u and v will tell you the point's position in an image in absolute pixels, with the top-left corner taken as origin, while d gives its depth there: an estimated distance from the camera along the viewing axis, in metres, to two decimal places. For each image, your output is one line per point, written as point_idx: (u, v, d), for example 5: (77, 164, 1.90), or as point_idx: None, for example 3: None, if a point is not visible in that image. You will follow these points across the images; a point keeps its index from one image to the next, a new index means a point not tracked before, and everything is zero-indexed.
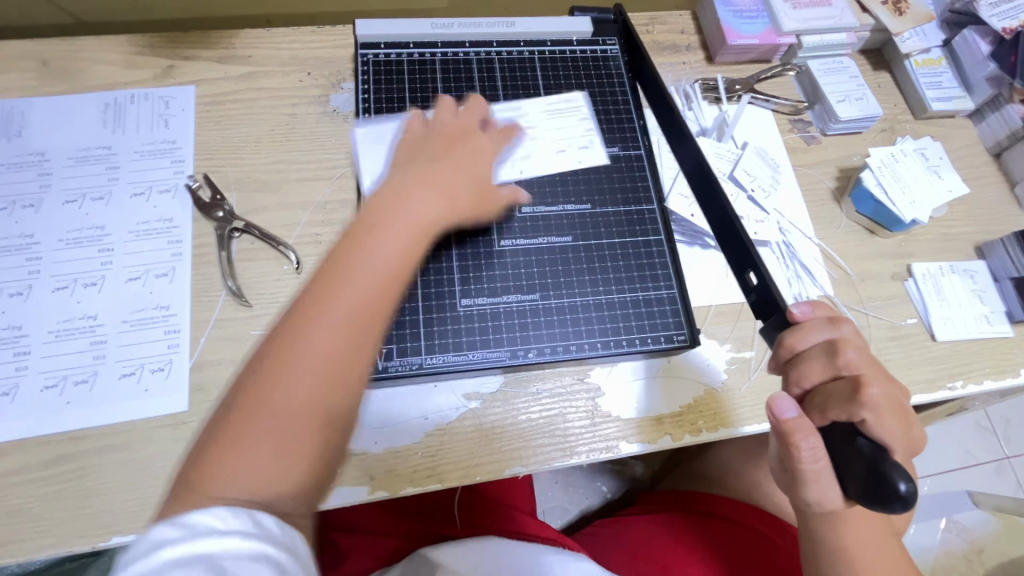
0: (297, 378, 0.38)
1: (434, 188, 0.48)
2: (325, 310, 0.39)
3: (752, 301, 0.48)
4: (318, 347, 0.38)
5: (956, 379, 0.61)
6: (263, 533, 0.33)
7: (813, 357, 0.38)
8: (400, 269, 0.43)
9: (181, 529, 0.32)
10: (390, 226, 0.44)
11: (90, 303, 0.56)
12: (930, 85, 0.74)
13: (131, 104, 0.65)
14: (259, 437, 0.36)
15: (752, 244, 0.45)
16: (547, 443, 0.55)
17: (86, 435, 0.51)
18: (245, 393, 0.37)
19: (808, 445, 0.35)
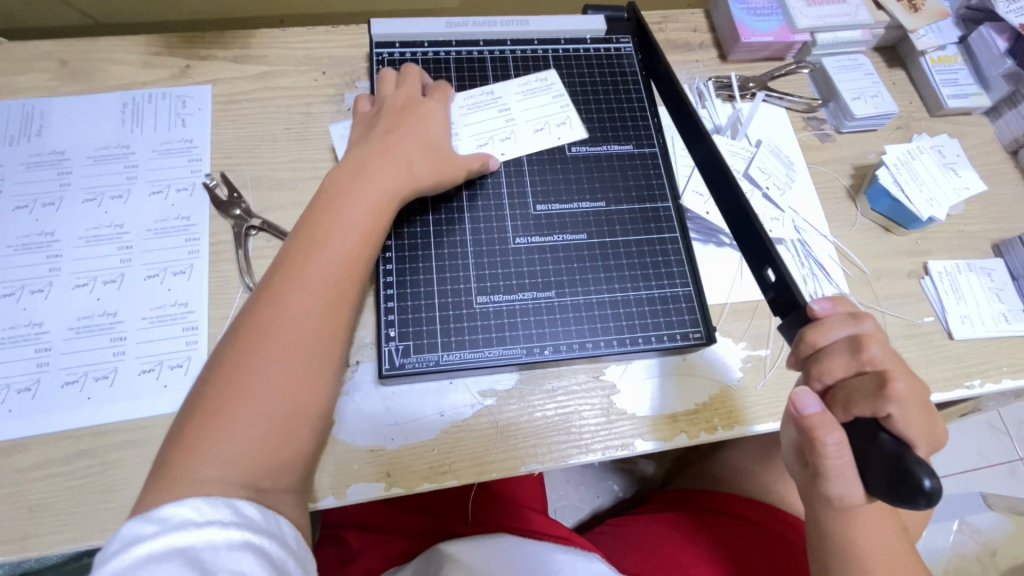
0: (264, 354, 0.43)
1: (383, 172, 0.52)
2: (287, 286, 0.45)
3: (770, 298, 0.48)
4: (286, 320, 0.44)
5: (974, 378, 0.61)
6: (241, 521, 0.36)
7: (836, 352, 0.38)
8: (355, 246, 0.48)
9: (155, 525, 0.34)
10: (342, 209, 0.49)
11: (110, 300, 0.56)
12: (946, 82, 0.73)
13: (149, 104, 0.65)
14: (238, 410, 0.41)
15: (771, 240, 0.45)
16: (562, 441, 0.55)
17: (106, 431, 0.52)
18: (220, 366, 0.42)
19: (832, 440, 0.35)
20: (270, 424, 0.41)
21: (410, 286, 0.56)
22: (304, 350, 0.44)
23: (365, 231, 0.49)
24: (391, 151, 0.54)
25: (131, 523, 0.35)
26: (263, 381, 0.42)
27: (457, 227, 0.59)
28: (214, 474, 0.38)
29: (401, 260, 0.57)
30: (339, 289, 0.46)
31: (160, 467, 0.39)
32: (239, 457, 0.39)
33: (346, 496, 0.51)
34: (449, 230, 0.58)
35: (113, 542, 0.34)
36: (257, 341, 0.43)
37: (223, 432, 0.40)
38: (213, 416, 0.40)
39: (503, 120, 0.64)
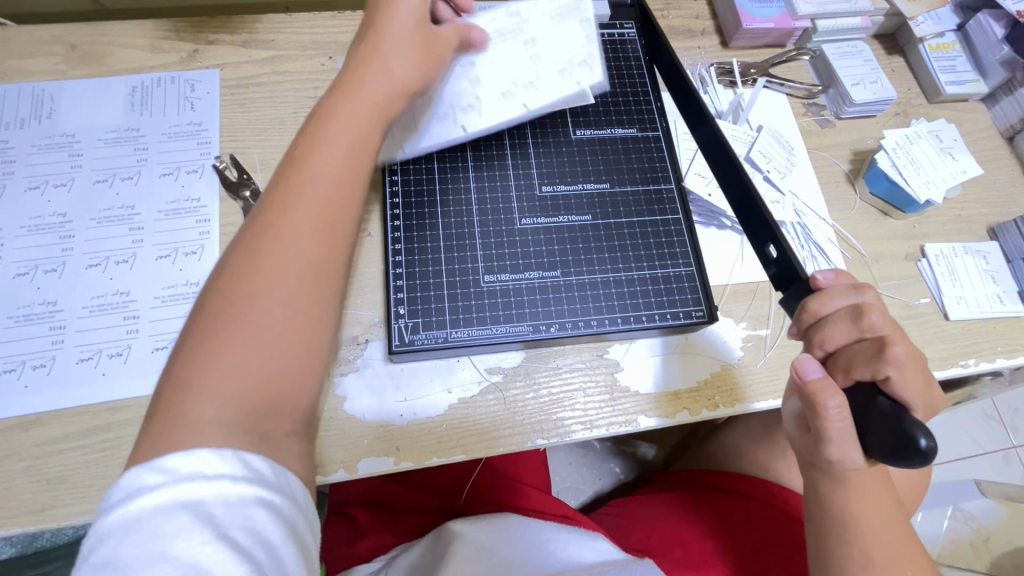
0: (255, 272, 0.37)
1: (365, 79, 0.46)
2: (276, 207, 0.39)
3: (771, 274, 0.49)
4: (271, 241, 0.38)
5: (969, 357, 0.62)
6: (254, 477, 0.33)
7: (837, 320, 0.39)
8: (337, 154, 0.42)
9: (163, 475, 0.31)
10: (334, 123, 0.43)
11: (123, 280, 0.57)
12: (944, 69, 0.74)
13: (157, 87, 0.66)
14: (231, 339, 0.35)
15: (773, 218, 0.46)
16: (567, 417, 0.56)
17: (121, 406, 0.53)
18: (206, 307, 0.37)
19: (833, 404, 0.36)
20: (269, 362, 0.36)
21: (419, 264, 0.57)
22: (303, 274, 0.38)
23: (356, 144, 0.44)
24: (381, 61, 0.47)
25: (132, 472, 0.31)
26: (259, 307, 0.36)
27: (463, 206, 0.60)
28: (213, 412, 0.34)
29: (409, 238, 0.58)
30: (333, 206, 0.41)
31: (150, 420, 0.34)
32: (240, 394, 0.35)
33: (356, 469, 0.52)
34: (455, 207, 0.60)
35: (116, 492, 0.31)
36: (247, 266, 0.37)
37: (218, 367, 0.35)
38: (204, 353, 0.35)
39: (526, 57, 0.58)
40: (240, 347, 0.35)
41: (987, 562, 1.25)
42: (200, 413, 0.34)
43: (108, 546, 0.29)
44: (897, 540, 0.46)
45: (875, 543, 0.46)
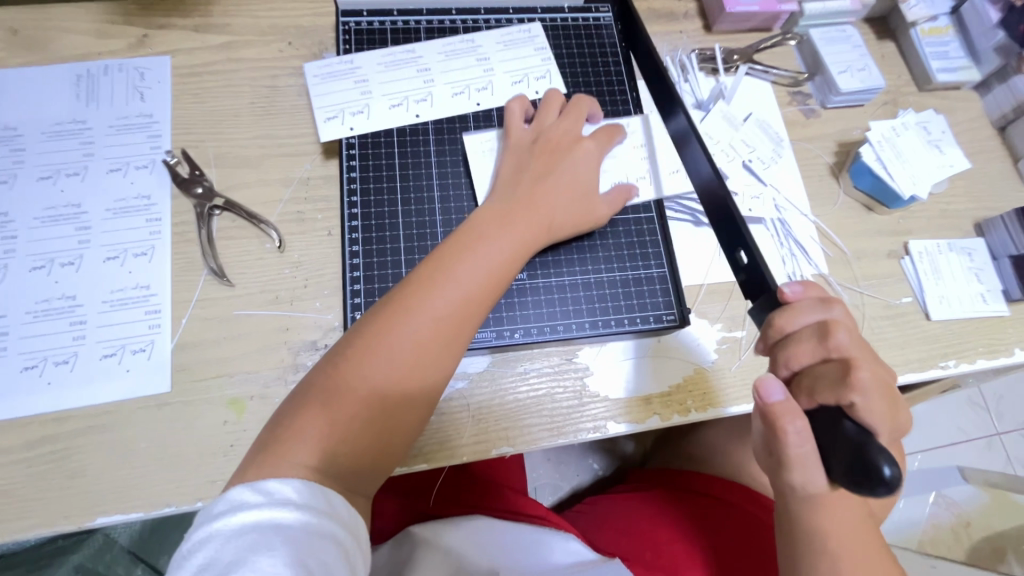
0: (384, 364, 0.46)
1: (525, 220, 0.53)
2: (412, 315, 0.47)
3: (742, 280, 0.47)
4: (403, 344, 0.46)
5: (949, 358, 0.61)
6: (330, 513, 0.39)
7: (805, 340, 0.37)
8: (480, 288, 0.50)
9: (262, 496, 0.38)
10: (478, 253, 0.50)
11: (69, 283, 0.54)
12: (935, 55, 0.71)
13: (104, 76, 0.62)
14: (345, 410, 0.45)
15: (744, 222, 0.44)
16: (534, 424, 0.54)
17: (69, 416, 0.51)
18: (338, 372, 0.46)
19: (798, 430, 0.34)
20: (362, 439, 0.45)
21: (378, 266, 0.57)
22: (412, 380, 0.47)
23: (491, 282, 0.50)
24: (540, 203, 0.55)
25: (239, 487, 0.38)
26: (373, 401, 0.45)
27: (426, 204, 0.59)
28: (309, 465, 0.42)
29: (367, 240, 0.58)
30: (457, 337, 0.48)
31: (266, 440, 0.44)
32: (334, 456, 0.44)
33: None
34: (417, 207, 0.59)
35: (220, 503, 0.38)
36: (378, 362, 0.46)
37: (328, 431, 0.44)
38: (320, 408, 0.44)
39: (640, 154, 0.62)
40: (348, 422, 0.44)
41: (967, 548, 1.26)
42: (300, 459, 0.42)
43: (212, 548, 0.36)
44: (867, 558, 0.45)
45: (845, 562, 0.44)
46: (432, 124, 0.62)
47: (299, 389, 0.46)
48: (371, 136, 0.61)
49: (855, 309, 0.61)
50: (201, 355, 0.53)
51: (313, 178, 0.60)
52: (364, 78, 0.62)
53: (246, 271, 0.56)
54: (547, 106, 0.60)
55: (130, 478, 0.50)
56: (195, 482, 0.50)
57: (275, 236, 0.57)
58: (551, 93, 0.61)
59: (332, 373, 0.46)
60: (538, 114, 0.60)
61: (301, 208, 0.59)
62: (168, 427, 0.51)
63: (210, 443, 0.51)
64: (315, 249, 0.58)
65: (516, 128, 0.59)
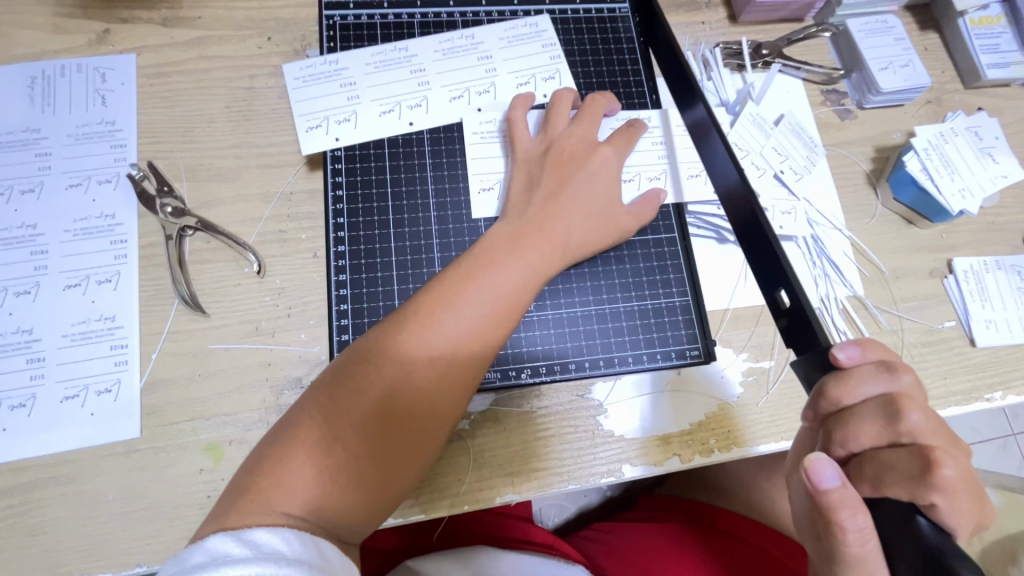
0: (386, 396, 0.40)
1: (545, 235, 0.48)
2: (421, 340, 0.42)
3: (781, 323, 0.44)
4: (409, 374, 0.41)
5: (996, 390, 0.55)
6: (323, 566, 0.33)
7: (865, 417, 0.37)
8: (498, 311, 0.44)
9: (246, 547, 0.31)
10: (490, 276, 0.45)
11: (25, 316, 0.49)
12: (985, 49, 0.64)
13: (62, 78, 0.56)
14: (341, 451, 0.38)
15: (786, 259, 0.42)
16: (543, 469, 0.49)
17: (28, 466, 0.46)
18: (331, 408, 0.39)
19: (856, 524, 0.34)
20: (359, 487, 0.38)
21: (367, 297, 0.51)
22: (416, 420, 0.41)
23: (505, 309, 0.45)
24: (560, 215, 0.49)
25: (219, 535, 0.32)
26: (371, 443, 0.39)
27: (421, 226, 0.54)
28: (294, 514, 0.35)
29: (357, 266, 0.52)
30: (467, 371, 0.43)
31: (241, 487, 0.36)
32: (325, 506, 0.37)
33: None
34: (411, 228, 0.53)
35: (194, 554, 0.31)
36: (376, 397, 0.40)
37: (317, 476, 0.37)
38: (309, 447, 0.38)
39: (657, 156, 0.57)
40: (341, 467, 0.38)
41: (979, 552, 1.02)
42: (283, 508, 0.35)
43: None
44: None
45: None
46: (427, 134, 0.56)
47: (276, 428, 0.40)
48: (359, 148, 0.55)
49: (894, 335, 0.56)
50: (173, 396, 0.48)
51: (295, 193, 0.54)
52: (351, 81, 0.56)
53: (221, 299, 0.51)
54: (557, 111, 0.54)
55: (93, 536, 0.44)
56: (166, 540, 0.45)
57: (254, 260, 0.52)
58: (561, 92, 0.55)
59: (324, 408, 0.39)
60: (549, 120, 0.54)
61: (283, 227, 0.53)
62: (136, 477, 0.46)
63: (179, 495, 0.46)
64: (299, 273, 0.52)
65: (524, 138, 0.53)
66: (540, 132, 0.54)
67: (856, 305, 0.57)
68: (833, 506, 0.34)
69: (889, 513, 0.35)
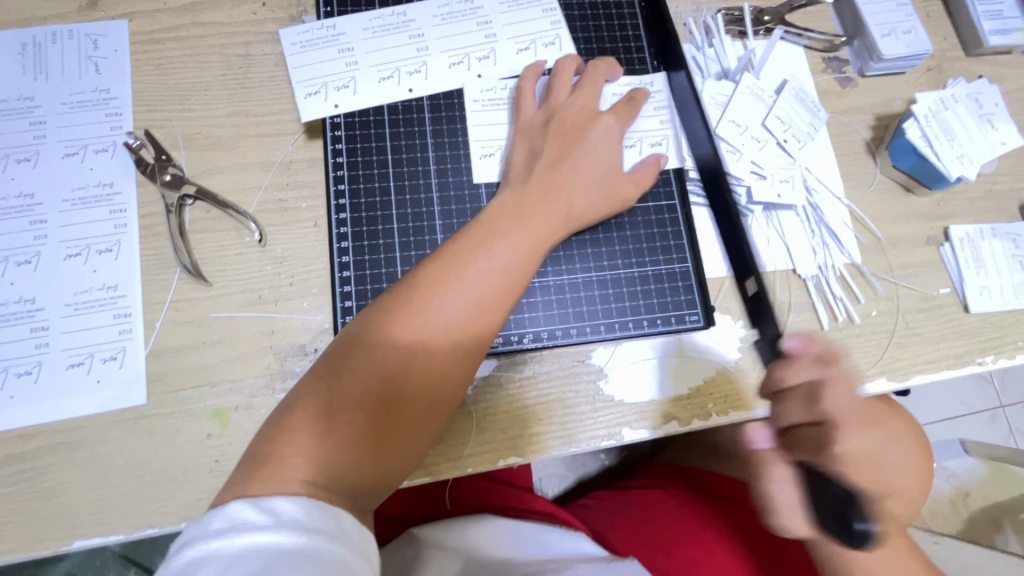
0: (393, 366, 0.40)
1: (547, 206, 0.48)
2: (426, 312, 0.42)
3: (745, 305, 0.55)
4: (415, 345, 0.41)
5: (987, 354, 0.56)
6: (342, 535, 0.32)
7: (797, 397, 0.45)
8: (502, 281, 0.44)
9: (267, 515, 0.32)
10: (494, 247, 0.45)
11: (27, 285, 0.49)
12: (987, 15, 0.63)
13: (53, 44, 0.55)
14: (351, 421, 0.38)
15: (751, 255, 0.51)
16: (546, 431, 0.50)
17: (37, 432, 0.46)
18: (339, 380, 0.40)
19: (778, 475, 0.45)
20: (372, 454, 0.39)
21: (369, 265, 0.51)
22: (426, 388, 0.41)
23: (512, 278, 0.45)
24: (562, 185, 0.49)
25: (239, 502, 0.33)
26: (383, 412, 0.40)
27: (421, 193, 0.53)
28: (310, 481, 0.36)
29: (358, 234, 0.52)
30: (474, 340, 0.43)
31: (258, 455, 0.37)
32: (340, 473, 0.37)
33: None
34: (413, 195, 0.53)
35: (218, 518, 0.32)
36: (386, 368, 0.40)
37: (330, 445, 0.37)
38: (320, 417, 0.38)
39: (658, 121, 0.57)
40: (354, 435, 0.38)
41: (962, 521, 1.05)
42: (298, 476, 0.36)
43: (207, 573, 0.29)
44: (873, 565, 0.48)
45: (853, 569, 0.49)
46: (428, 100, 0.55)
47: (284, 404, 0.40)
48: (358, 115, 0.54)
49: (890, 302, 0.57)
50: (177, 363, 0.48)
51: (294, 161, 0.54)
52: (349, 46, 0.55)
53: (224, 268, 0.51)
54: (560, 78, 0.54)
55: (105, 499, 0.45)
56: (177, 502, 0.46)
57: (254, 229, 0.51)
58: (563, 61, 0.55)
59: (332, 380, 0.40)
60: (548, 91, 0.54)
61: (282, 196, 0.53)
62: (145, 442, 0.47)
63: (188, 460, 0.47)
64: (299, 242, 0.52)
65: (525, 111, 0.53)
66: (543, 102, 0.54)
67: (853, 272, 0.57)
68: (765, 462, 0.45)
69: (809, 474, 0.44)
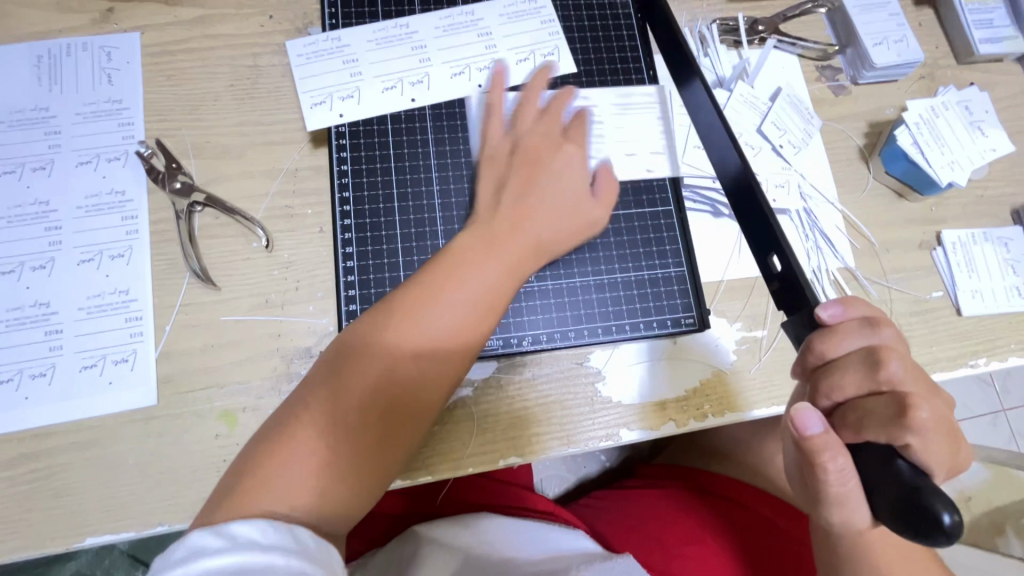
0: (363, 397, 0.40)
1: (521, 229, 0.47)
2: (395, 342, 0.42)
3: (773, 288, 0.47)
4: (386, 374, 0.41)
5: (979, 356, 0.57)
6: (302, 551, 0.32)
7: (849, 366, 0.39)
8: (475, 306, 0.44)
9: (224, 538, 0.31)
10: (466, 273, 0.44)
11: (42, 289, 0.51)
12: (978, 24, 0.65)
13: (68, 56, 0.56)
14: (320, 453, 0.38)
15: (779, 224, 0.44)
16: (546, 432, 0.51)
17: (51, 432, 0.48)
18: (308, 413, 0.39)
19: (837, 466, 0.36)
20: (343, 487, 0.38)
21: (373, 270, 0.53)
22: (397, 418, 0.41)
23: (484, 304, 0.44)
24: (536, 207, 0.49)
25: (200, 531, 0.32)
26: (354, 444, 0.39)
27: (424, 200, 0.55)
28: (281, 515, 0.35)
29: (362, 239, 0.53)
30: (446, 368, 0.43)
31: (225, 490, 0.36)
32: (309, 507, 0.36)
33: None
34: (415, 202, 0.55)
35: (178, 548, 0.31)
36: (356, 400, 0.40)
37: (299, 479, 0.37)
38: (287, 450, 0.37)
39: (654, 129, 0.58)
40: (324, 468, 0.37)
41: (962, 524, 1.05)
42: (272, 509, 0.35)
43: None
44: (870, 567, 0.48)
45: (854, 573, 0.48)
46: (429, 110, 0.57)
47: (250, 440, 0.39)
48: (363, 124, 0.56)
49: (883, 306, 0.58)
50: (186, 365, 0.50)
51: (300, 168, 0.55)
52: (353, 57, 0.57)
53: (231, 272, 0.52)
54: (529, 97, 0.53)
55: (116, 497, 0.47)
56: (186, 501, 0.47)
57: (262, 234, 0.53)
58: (533, 75, 0.54)
59: (300, 413, 0.39)
60: (517, 111, 0.53)
61: (289, 203, 0.54)
62: (156, 442, 0.48)
63: (197, 459, 0.48)
64: (306, 247, 0.53)
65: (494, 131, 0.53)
66: (511, 121, 0.53)
67: (846, 276, 0.59)
68: (818, 450, 0.36)
69: (872, 455, 0.36)
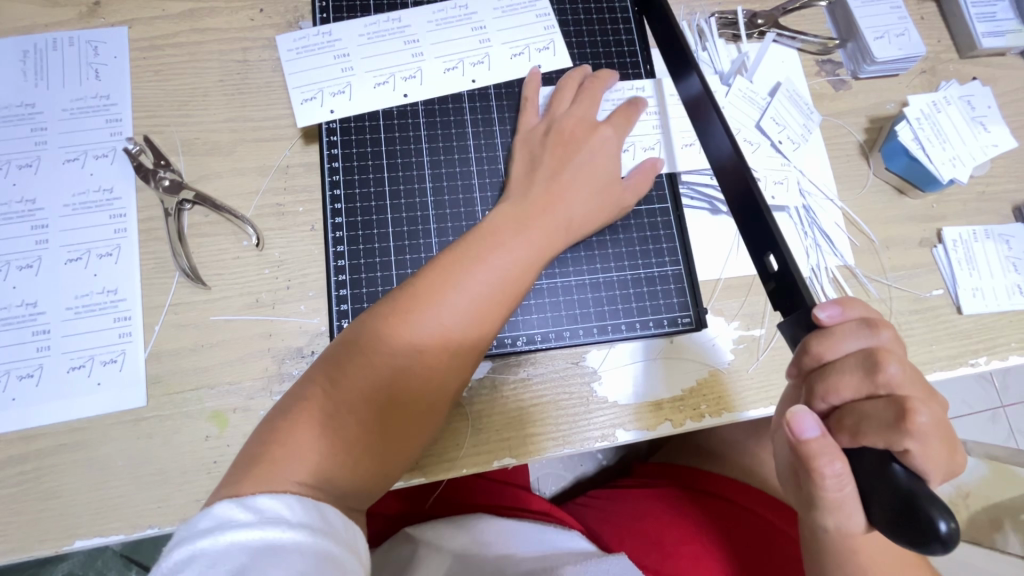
0: (389, 372, 0.41)
1: (546, 216, 0.49)
2: (424, 317, 0.43)
3: (769, 287, 0.46)
4: (411, 351, 0.42)
5: (980, 355, 0.57)
6: (326, 530, 0.32)
7: (845, 370, 0.38)
8: (500, 288, 0.45)
9: (251, 513, 0.32)
10: (493, 256, 0.46)
11: (28, 289, 0.50)
12: (981, 17, 0.63)
13: (54, 51, 0.55)
14: (345, 424, 0.39)
15: (778, 224, 0.43)
16: (541, 433, 0.51)
17: (39, 434, 0.47)
18: (336, 385, 0.40)
19: (833, 470, 0.35)
20: (362, 460, 0.39)
21: (365, 270, 0.52)
22: (422, 397, 0.42)
23: (507, 288, 0.45)
24: (563, 195, 0.50)
25: (226, 502, 0.32)
26: (378, 420, 0.40)
27: (417, 197, 0.54)
28: (304, 484, 0.36)
29: (353, 238, 0.53)
30: (470, 348, 0.44)
31: (251, 456, 0.37)
32: (326, 479, 0.37)
33: None
34: (407, 199, 0.54)
35: (203, 518, 0.32)
36: (384, 375, 0.41)
37: (322, 448, 0.38)
38: (314, 419, 0.38)
39: (651, 125, 0.57)
40: (347, 441, 0.39)
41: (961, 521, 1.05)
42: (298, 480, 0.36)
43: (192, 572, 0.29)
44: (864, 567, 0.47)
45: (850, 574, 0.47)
46: (422, 105, 0.56)
47: (277, 407, 0.40)
48: (354, 120, 0.55)
49: (883, 304, 0.57)
50: (176, 366, 0.49)
51: (291, 166, 0.55)
52: (345, 53, 0.56)
53: (221, 271, 0.51)
54: (564, 93, 0.55)
55: (105, 499, 0.46)
56: (175, 503, 0.46)
57: (252, 233, 0.52)
58: (572, 73, 0.56)
59: (331, 383, 0.40)
60: (549, 104, 0.55)
61: (280, 201, 0.54)
62: (145, 443, 0.47)
63: (186, 461, 0.47)
64: (297, 246, 0.53)
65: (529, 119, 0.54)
66: (545, 113, 0.55)
67: (845, 274, 0.58)
68: (812, 455, 0.36)
69: (867, 461, 0.36)
